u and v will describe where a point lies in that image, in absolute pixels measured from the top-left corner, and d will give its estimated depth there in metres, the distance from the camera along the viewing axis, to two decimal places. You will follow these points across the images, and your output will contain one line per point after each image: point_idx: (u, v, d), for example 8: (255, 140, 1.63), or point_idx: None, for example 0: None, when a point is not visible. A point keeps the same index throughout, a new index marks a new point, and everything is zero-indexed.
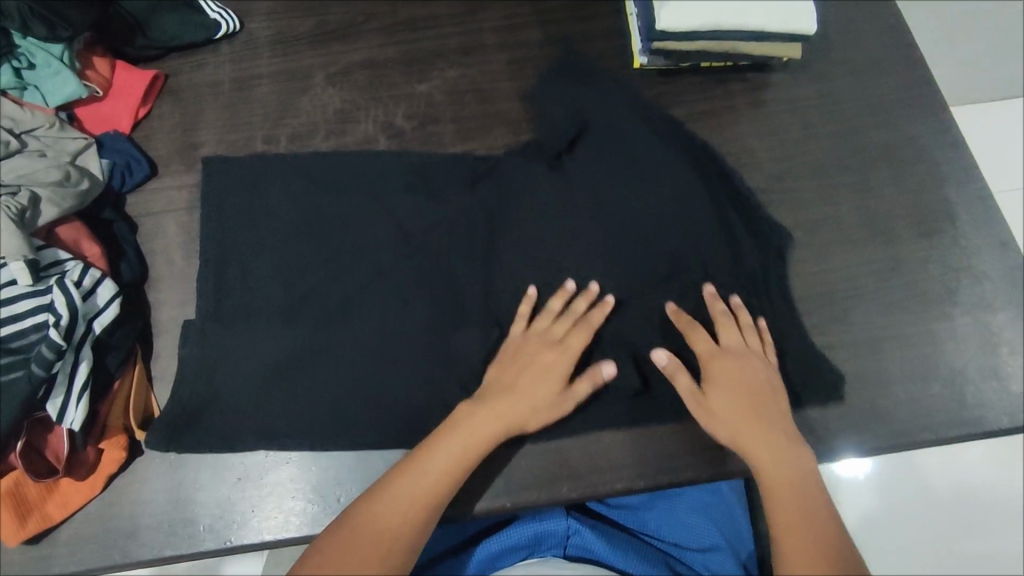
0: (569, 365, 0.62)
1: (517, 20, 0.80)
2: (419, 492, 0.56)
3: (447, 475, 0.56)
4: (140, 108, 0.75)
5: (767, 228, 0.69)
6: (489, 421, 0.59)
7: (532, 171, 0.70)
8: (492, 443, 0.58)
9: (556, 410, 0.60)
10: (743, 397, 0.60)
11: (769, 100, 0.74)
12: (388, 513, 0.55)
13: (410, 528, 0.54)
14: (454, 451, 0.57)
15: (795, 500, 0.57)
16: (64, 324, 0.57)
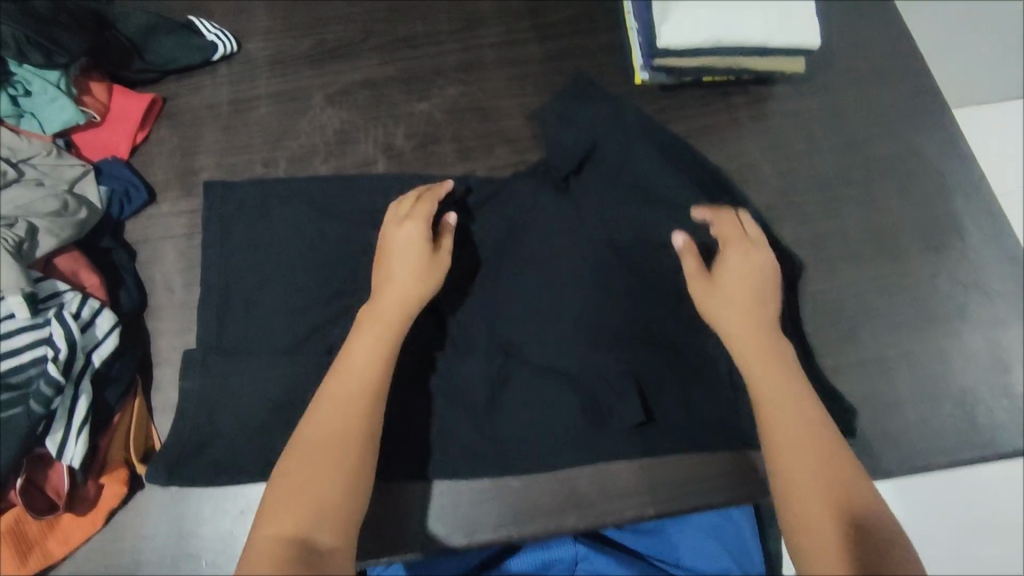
0: (422, 229, 0.63)
1: (517, 36, 0.79)
2: (342, 402, 0.55)
3: (365, 378, 0.57)
4: (137, 133, 0.74)
5: (774, 245, 0.67)
6: (389, 307, 0.60)
7: (534, 193, 0.70)
8: (396, 320, 0.60)
9: (435, 271, 0.62)
10: (755, 298, 0.61)
11: (774, 113, 0.73)
12: (325, 432, 0.54)
13: (352, 444, 0.54)
14: (362, 357, 0.58)
15: (788, 413, 0.55)
16: (62, 358, 0.56)
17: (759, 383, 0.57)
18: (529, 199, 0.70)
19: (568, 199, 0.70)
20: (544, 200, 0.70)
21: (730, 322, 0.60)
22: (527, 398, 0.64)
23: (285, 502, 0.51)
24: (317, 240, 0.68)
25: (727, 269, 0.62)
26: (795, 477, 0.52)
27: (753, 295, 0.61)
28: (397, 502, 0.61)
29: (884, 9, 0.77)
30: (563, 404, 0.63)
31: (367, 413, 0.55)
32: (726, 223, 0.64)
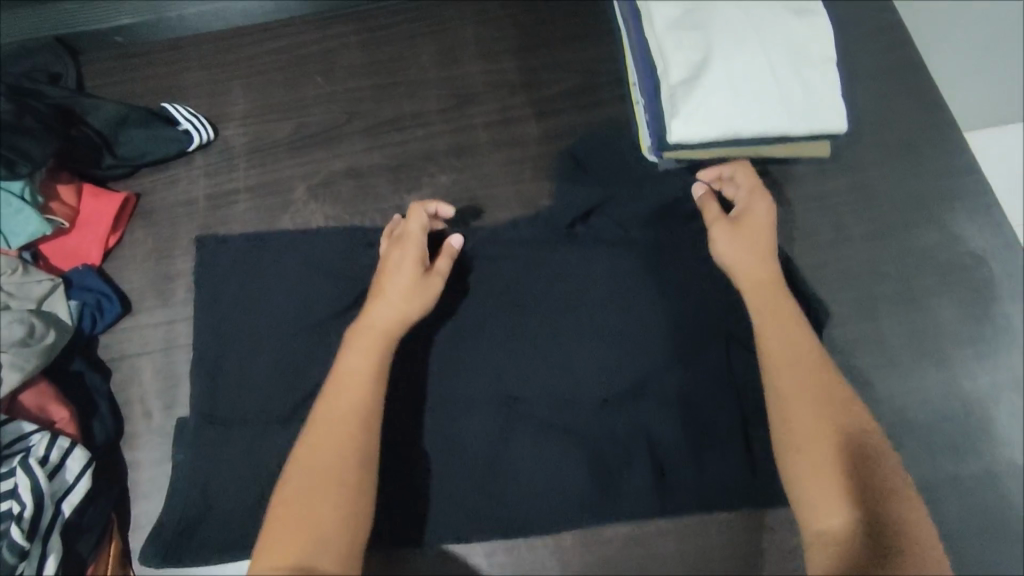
0: (418, 245, 0.57)
1: (513, 114, 0.73)
2: (341, 427, 0.48)
3: (359, 396, 0.50)
4: (109, 237, 0.69)
5: None
6: (379, 324, 0.53)
7: (535, 294, 0.64)
8: (386, 337, 0.53)
9: (429, 292, 0.55)
10: (762, 248, 0.57)
11: (796, 197, 0.67)
12: (327, 441, 0.48)
13: (352, 456, 0.47)
14: (353, 377, 0.51)
15: (802, 368, 0.51)
16: (26, 516, 0.52)
17: (766, 341, 0.53)
18: (530, 299, 0.64)
19: (570, 300, 0.64)
20: (547, 304, 0.64)
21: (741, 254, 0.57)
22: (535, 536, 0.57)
23: (294, 498, 0.45)
24: (299, 353, 0.63)
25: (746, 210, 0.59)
26: (808, 439, 0.48)
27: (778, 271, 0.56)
28: None
29: (911, 74, 0.71)
30: (571, 544, 0.58)
31: (364, 437, 0.48)
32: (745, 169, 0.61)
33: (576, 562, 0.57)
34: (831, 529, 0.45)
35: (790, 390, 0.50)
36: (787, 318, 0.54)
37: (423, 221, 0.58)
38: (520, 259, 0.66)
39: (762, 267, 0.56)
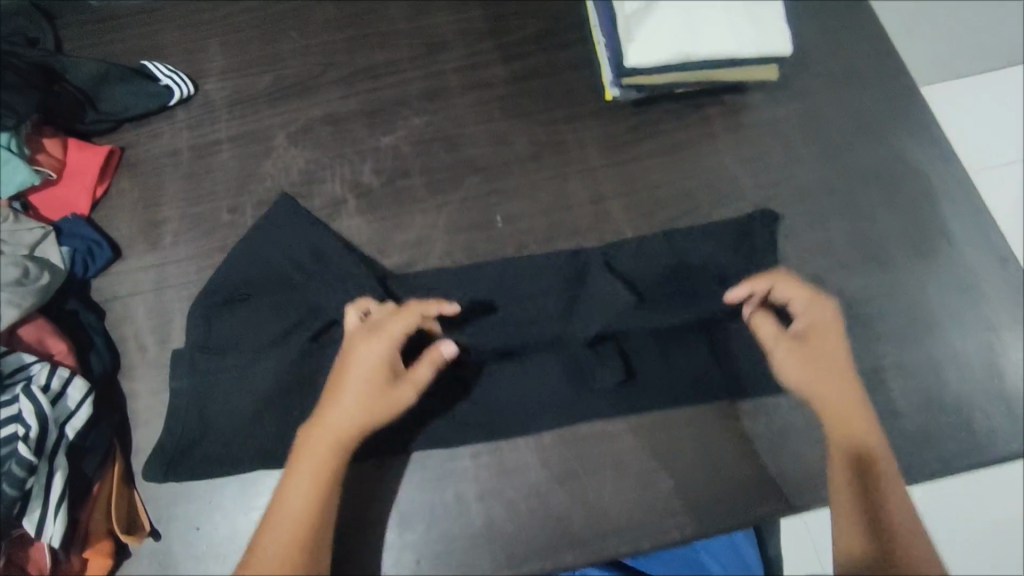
0: (388, 350, 0.57)
1: (481, 59, 0.77)
2: (301, 529, 0.53)
3: (306, 509, 0.53)
4: (96, 188, 0.72)
5: (760, 258, 0.66)
6: (333, 445, 0.55)
7: (509, 221, 0.69)
8: (339, 451, 0.55)
9: (393, 404, 0.56)
10: (819, 357, 0.59)
11: (750, 122, 0.72)
12: (274, 544, 0.52)
13: (296, 556, 0.52)
14: (301, 484, 0.54)
15: (841, 419, 0.57)
16: (33, 436, 0.55)
17: (816, 390, 0.58)
18: (505, 226, 0.69)
19: (542, 226, 0.69)
20: (520, 230, 0.69)
21: (794, 366, 0.59)
22: (516, 434, 0.61)
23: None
24: (282, 283, 0.66)
25: (811, 333, 0.59)
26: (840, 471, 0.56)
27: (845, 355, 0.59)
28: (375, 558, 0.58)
29: (853, 9, 0.76)
30: (550, 440, 0.61)
31: (315, 530, 0.53)
32: (795, 284, 0.60)
33: (556, 457, 0.60)
34: (848, 548, 0.54)
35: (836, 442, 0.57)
36: (840, 374, 0.58)
37: (407, 324, 0.57)
38: (492, 191, 0.70)
39: (828, 354, 0.59)
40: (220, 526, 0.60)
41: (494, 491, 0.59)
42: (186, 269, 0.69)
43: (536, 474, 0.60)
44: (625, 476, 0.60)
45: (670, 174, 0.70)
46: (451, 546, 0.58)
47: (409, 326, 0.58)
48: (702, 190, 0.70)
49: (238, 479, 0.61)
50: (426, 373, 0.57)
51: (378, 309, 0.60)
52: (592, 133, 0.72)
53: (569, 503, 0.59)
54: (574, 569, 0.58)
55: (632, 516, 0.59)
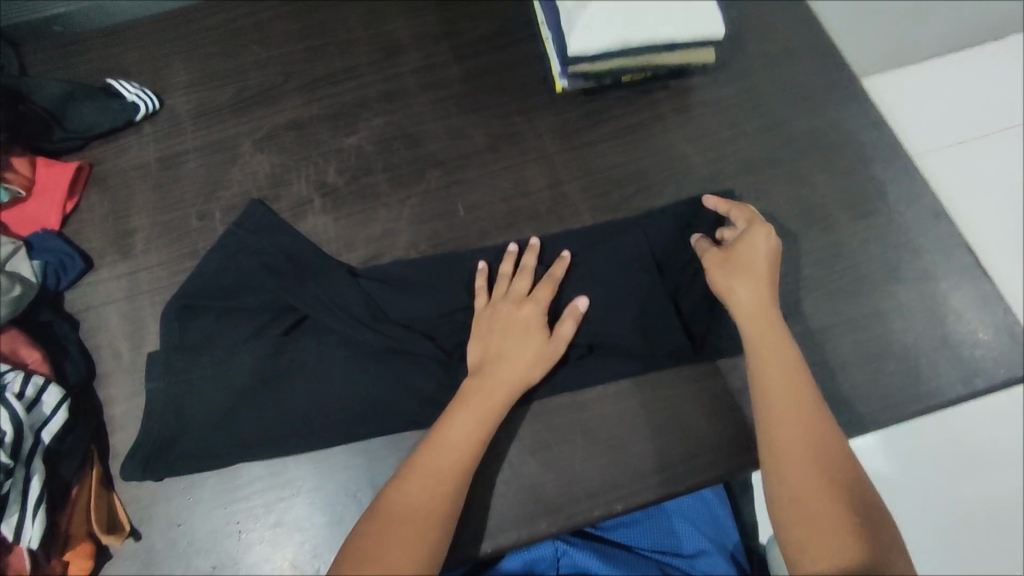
0: (541, 315, 0.62)
1: (437, 60, 0.80)
2: (440, 472, 0.55)
3: (462, 453, 0.56)
4: (66, 203, 0.73)
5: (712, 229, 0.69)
6: (503, 399, 0.59)
7: (471, 209, 0.72)
8: (501, 403, 0.59)
9: (546, 358, 0.61)
10: (755, 276, 0.62)
11: (693, 104, 0.76)
12: (428, 482, 0.54)
13: (445, 494, 0.54)
14: (462, 432, 0.57)
15: (810, 463, 0.55)
16: (9, 441, 0.55)
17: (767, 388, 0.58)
18: (468, 217, 0.72)
19: (503, 213, 0.72)
20: (483, 217, 0.72)
21: (738, 293, 0.62)
22: None
23: (390, 537, 0.52)
24: (253, 280, 0.66)
25: (739, 241, 0.64)
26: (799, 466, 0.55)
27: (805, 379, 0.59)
28: None
29: None
30: (521, 414, 0.63)
31: (459, 479, 0.55)
32: (743, 209, 0.67)
33: (527, 430, 0.62)
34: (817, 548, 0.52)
35: (799, 481, 0.54)
36: (785, 366, 0.59)
37: (548, 292, 0.64)
38: (453, 182, 0.73)
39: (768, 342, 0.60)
40: (200, 520, 0.61)
41: None
42: (158, 275, 0.71)
43: (508, 449, 0.62)
44: (595, 443, 0.62)
45: (621, 156, 0.74)
46: None
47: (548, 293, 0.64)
48: (653, 170, 0.73)
49: (216, 473, 0.62)
50: (569, 326, 0.62)
51: (513, 278, 0.66)
52: (546, 122, 0.76)
53: (542, 472, 0.61)
54: (551, 536, 0.60)
55: (603, 480, 0.61)
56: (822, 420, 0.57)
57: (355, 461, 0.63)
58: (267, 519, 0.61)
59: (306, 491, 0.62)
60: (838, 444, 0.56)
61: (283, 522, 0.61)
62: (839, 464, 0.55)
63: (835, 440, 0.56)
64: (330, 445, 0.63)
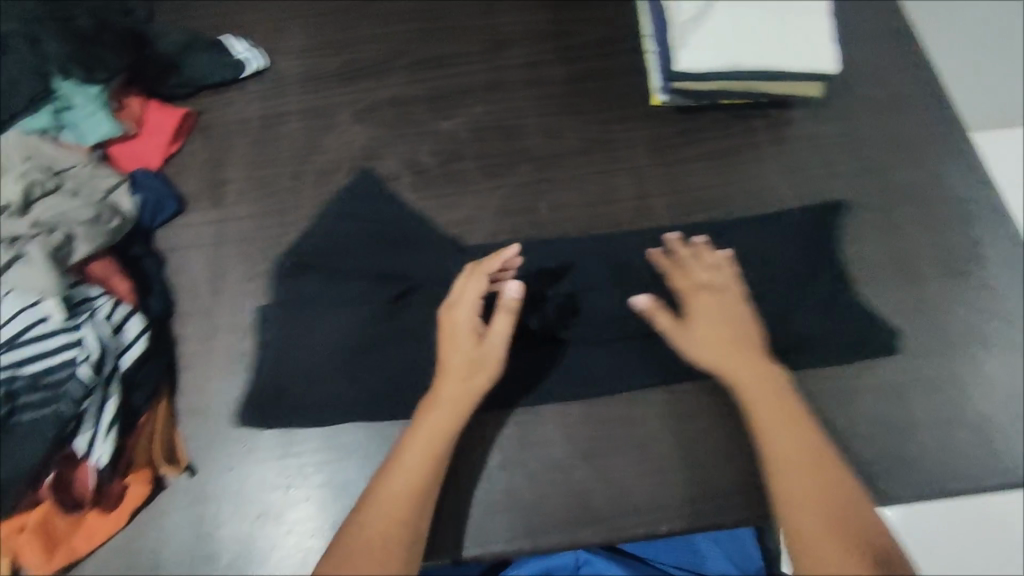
0: (473, 317, 0.61)
1: (540, 58, 0.80)
2: (404, 492, 0.55)
3: (422, 473, 0.56)
4: (170, 147, 0.77)
5: (799, 264, 0.68)
6: (445, 414, 0.58)
7: (553, 208, 0.72)
8: (456, 419, 0.58)
9: (473, 364, 0.59)
10: (696, 313, 0.62)
11: (791, 137, 0.74)
12: (388, 510, 0.54)
13: (407, 515, 0.54)
14: (418, 452, 0.56)
15: (801, 466, 0.54)
16: (94, 359, 0.58)
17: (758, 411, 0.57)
18: (551, 216, 0.72)
19: (585, 218, 0.72)
20: (565, 218, 0.72)
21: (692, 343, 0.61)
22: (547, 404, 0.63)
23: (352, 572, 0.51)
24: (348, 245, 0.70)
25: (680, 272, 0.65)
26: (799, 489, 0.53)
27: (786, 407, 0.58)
28: None
29: (905, 38, 0.78)
30: (576, 419, 0.63)
31: (421, 499, 0.55)
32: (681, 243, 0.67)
33: (581, 434, 0.62)
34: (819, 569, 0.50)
35: (791, 488, 0.53)
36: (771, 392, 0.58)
37: (483, 286, 0.62)
38: (539, 180, 0.74)
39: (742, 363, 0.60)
40: (251, 469, 0.62)
41: (518, 460, 0.61)
42: (247, 228, 0.73)
43: (559, 451, 0.62)
44: (647, 460, 0.62)
45: (712, 179, 0.73)
46: (468, 510, 0.60)
47: (483, 289, 0.62)
48: (742, 197, 0.72)
49: (272, 426, 0.64)
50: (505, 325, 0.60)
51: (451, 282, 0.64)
52: (639, 135, 0.76)
53: (590, 480, 0.61)
54: (589, 544, 0.59)
55: (650, 498, 0.60)
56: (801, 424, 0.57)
57: (406, 438, 0.63)
58: (316, 477, 0.62)
59: (358, 457, 0.63)
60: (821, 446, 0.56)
61: (331, 483, 0.62)
62: (829, 468, 0.54)
63: (819, 442, 0.56)
64: (386, 416, 0.64)
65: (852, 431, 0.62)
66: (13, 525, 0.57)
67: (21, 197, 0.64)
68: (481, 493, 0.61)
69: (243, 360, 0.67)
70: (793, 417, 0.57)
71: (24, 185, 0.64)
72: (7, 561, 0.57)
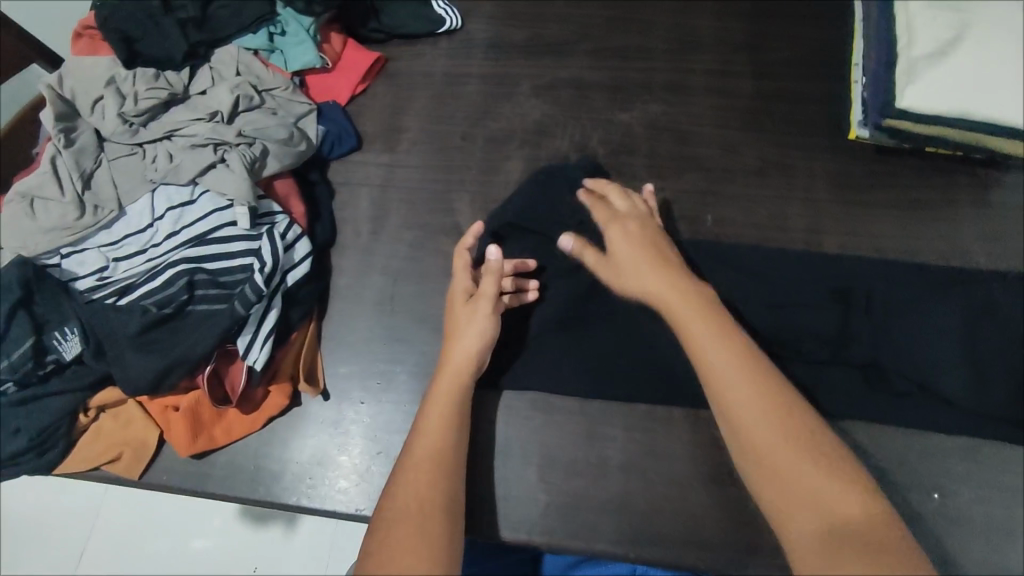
0: (464, 278, 0.63)
1: (732, 68, 0.77)
2: (429, 458, 0.53)
3: (439, 439, 0.54)
4: (358, 85, 0.80)
5: (996, 340, 0.61)
6: (445, 383, 0.58)
7: (720, 223, 0.70)
8: (461, 388, 0.58)
9: (484, 323, 0.60)
10: (645, 258, 0.60)
11: (997, 202, 0.68)
12: (422, 477, 0.52)
13: (433, 484, 0.52)
14: (430, 420, 0.56)
15: (779, 445, 0.48)
16: (266, 271, 0.61)
17: (712, 355, 0.52)
18: (717, 231, 0.69)
19: (751, 239, 0.69)
20: (730, 236, 0.69)
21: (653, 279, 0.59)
22: (681, 417, 0.62)
23: (395, 535, 0.48)
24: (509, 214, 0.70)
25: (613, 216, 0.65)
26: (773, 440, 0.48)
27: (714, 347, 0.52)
28: (510, 488, 0.60)
29: None
30: (705, 441, 0.61)
31: (444, 467, 0.53)
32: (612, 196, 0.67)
33: (707, 457, 0.60)
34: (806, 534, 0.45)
35: (778, 471, 0.47)
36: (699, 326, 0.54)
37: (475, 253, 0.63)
38: (709, 191, 0.71)
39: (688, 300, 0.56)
40: (381, 407, 0.65)
41: (638, 466, 0.60)
42: (413, 177, 0.75)
43: (682, 469, 0.60)
44: None
45: (897, 228, 0.68)
46: (579, 502, 0.60)
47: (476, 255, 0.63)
48: (930, 255, 0.67)
49: (409, 372, 0.66)
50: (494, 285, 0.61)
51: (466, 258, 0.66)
52: (825, 165, 0.71)
53: (710, 505, 0.59)
54: (695, 570, 0.58)
55: (768, 541, 0.58)
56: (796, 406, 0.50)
57: (532, 418, 0.63)
58: None
59: (481, 424, 0.63)
60: (832, 442, 0.49)
61: None
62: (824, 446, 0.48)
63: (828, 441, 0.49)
64: (515, 389, 0.64)
65: (1008, 532, 0.57)
66: (172, 403, 0.63)
67: (230, 107, 0.68)
68: (595, 489, 0.60)
69: (390, 302, 0.69)
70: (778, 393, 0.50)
71: (235, 97, 0.69)
72: (157, 433, 0.63)
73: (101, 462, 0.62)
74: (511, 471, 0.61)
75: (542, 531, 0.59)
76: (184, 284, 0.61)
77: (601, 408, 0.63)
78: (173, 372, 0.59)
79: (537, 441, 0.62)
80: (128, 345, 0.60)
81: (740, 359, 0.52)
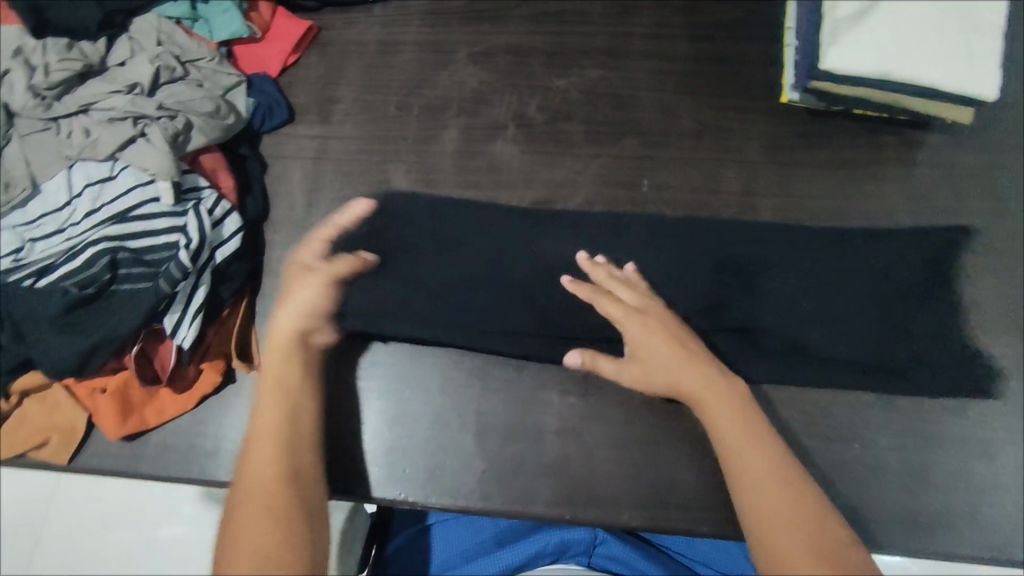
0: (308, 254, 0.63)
1: (667, 31, 0.77)
2: (268, 444, 0.54)
3: (275, 425, 0.55)
4: (290, 55, 0.77)
5: (916, 296, 0.63)
6: (273, 365, 0.58)
7: (654, 189, 0.70)
8: (291, 370, 0.58)
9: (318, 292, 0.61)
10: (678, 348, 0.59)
11: (922, 160, 0.70)
12: (262, 463, 0.53)
13: (276, 470, 0.53)
14: (268, 407, 0.56)
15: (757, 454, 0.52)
16: (193, 248, 0.59)
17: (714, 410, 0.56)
18: (651, 197, 0.70)
19: (685, 204, 0.69)
20: (665, 201, 0.70)
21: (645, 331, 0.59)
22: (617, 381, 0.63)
23: (239, 526, 0.50)
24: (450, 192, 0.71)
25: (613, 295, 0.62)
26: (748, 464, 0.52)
27: (719, 403, 0.56)
28: (449, 456, 0.61)
29: None
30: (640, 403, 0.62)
31: (286, 452, 0.54)
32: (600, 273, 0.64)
33: (641, 418, 0.61)
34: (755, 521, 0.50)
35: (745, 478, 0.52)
36: (711, 391, 0.56)
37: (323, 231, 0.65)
38: (644, 157, 0.71)
39: (735, 409, 0.55)
40: None
41: (574, 429, 0.61)
42: (347, 148, 0.74)
43: (616, 431, 0.61)
44: (704, 457, 0.60)
45: (826, 189, 0.69)
46: (517, 469, 0.60)
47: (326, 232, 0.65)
48: (856, 215, 0.68)
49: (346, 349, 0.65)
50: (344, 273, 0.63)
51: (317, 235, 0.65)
52: (759, 128, 0.72)
53: (642, 464, 0.60)
54: (627, 526, 0.59)
55: (700, 497, 0.59)
56: (776, 446, 0.53)
57: (470, 387, 0.63)
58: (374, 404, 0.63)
59: (421, 396, 0.63)
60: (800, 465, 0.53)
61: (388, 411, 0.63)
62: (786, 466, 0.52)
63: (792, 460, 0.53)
64: (453, 359, 0.64)
65: (924, 476, 0.60)
66: (98, 385, 0.61)
67: (150, 79, 0.66)
68: (530, 453, 0.61)
69: None
70: (756, 425, 0.54)
71: (155, 68, 0.66)
72: (85, 416, 0.62)
73: (25, 448, 0.61)
74: (450, 440, 0.62)
75: (478, 496, 0.60)
76: (106, 264, 0.59)
77: (539, 375, 0.63)
78: (98, 353, 0.58)
79: (475, 410, 0.62)
80: (49, 327, 0.58)
81: (747, 416, 0.55)
